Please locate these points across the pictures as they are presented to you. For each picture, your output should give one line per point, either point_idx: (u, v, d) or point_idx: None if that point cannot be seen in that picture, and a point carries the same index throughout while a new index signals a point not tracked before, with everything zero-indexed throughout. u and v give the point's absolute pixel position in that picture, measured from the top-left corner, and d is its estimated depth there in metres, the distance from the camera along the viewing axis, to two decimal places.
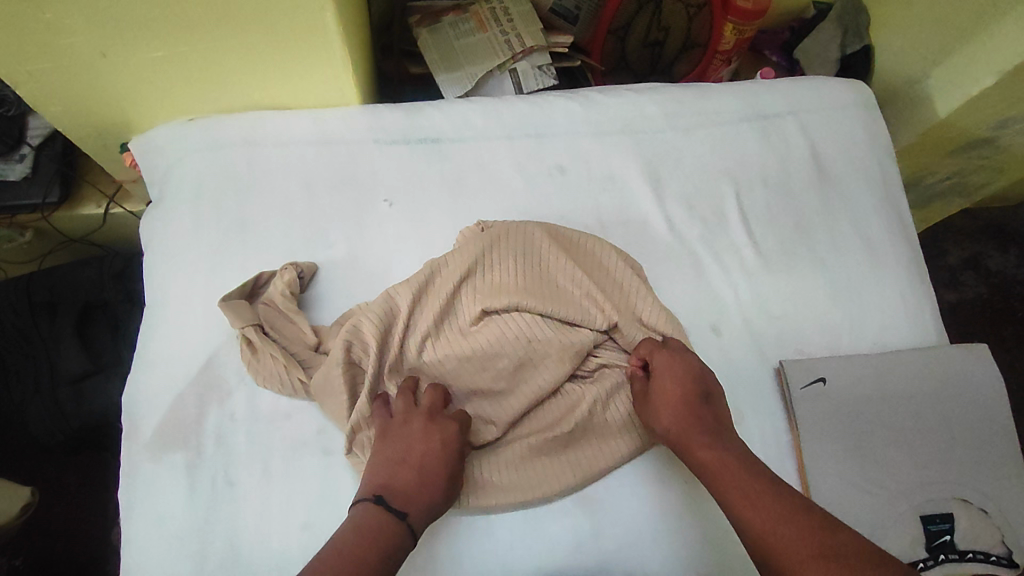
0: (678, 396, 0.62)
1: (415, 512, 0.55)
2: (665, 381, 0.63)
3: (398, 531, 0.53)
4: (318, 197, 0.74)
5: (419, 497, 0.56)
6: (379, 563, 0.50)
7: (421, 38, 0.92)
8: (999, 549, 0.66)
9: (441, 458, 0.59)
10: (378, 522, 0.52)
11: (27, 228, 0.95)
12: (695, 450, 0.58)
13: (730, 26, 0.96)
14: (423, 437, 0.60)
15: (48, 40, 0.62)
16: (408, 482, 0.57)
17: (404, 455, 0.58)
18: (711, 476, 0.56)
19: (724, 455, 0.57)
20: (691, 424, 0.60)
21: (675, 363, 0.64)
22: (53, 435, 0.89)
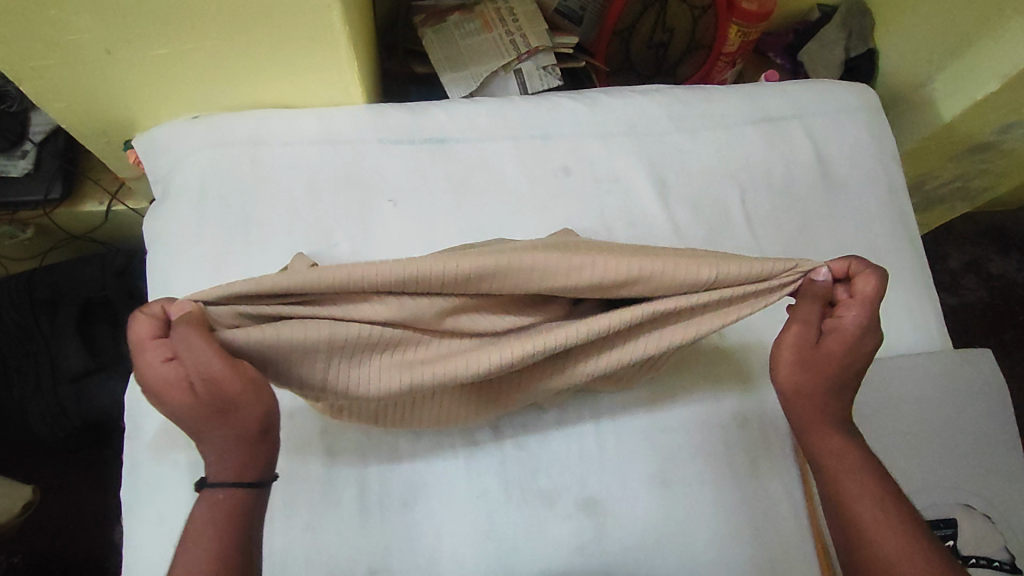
0: (834, 369, 0.54)
1: (221, 471, 0.48)
2: (835, 344, 0.54)
3: (225, 505, 0.48)
4: (322, 196, 0.74)
5: (213, 459, 0.49)
6: (221, 549, 0.47)
7: (426, 38, 0.91)
8: (1001, 555, 0.66)
9: (198, 407, 0.47)
10: (207, 513, 0.48)
11: (29, 224, 0.95)
12: (820, 433, 0.56)
13: (735, 27, 0.97)
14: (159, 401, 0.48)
15: (54, 37, 0.61)
16: (200, 444, 0.49)
17: (173, 417, 0.48)
18: (830, 467, 0.55)
19: (852, 446, 0.55)
20: (828, 404, 0.55)
21: (863, 333, 0.53)
22: (54, 432, 0.89)
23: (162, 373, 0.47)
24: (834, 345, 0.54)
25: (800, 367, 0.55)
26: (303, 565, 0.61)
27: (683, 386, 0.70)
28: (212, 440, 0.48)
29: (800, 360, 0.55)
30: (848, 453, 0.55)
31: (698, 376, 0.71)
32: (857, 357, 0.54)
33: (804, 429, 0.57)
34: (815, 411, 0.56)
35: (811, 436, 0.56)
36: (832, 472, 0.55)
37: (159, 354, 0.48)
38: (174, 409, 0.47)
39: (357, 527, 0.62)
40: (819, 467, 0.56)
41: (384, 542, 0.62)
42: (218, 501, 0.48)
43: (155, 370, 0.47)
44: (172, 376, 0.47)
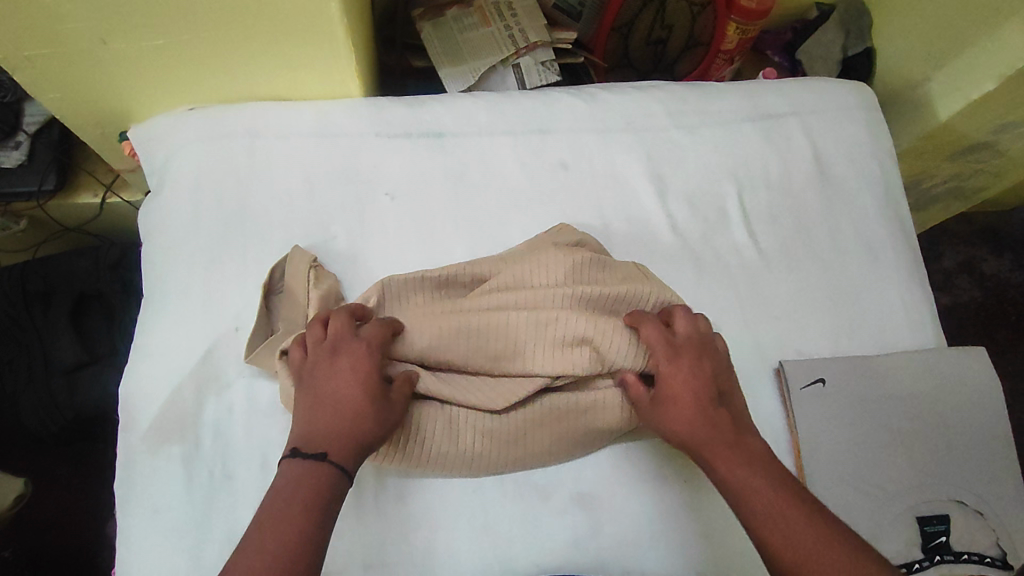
0: (690, 404, 0.58)
1: (336, 450, 0.52)
2: (670, 385, 0.59)
3: (328, 482, 0.51)
4: (320, 190, 0.74)
5: (337, 434, 0.53)
6: (302, 525, 0.48)
7: (425, 32, 0.91)
8: (993, 551, 0.66)
9: (367, 394, 0.55)
10: (305, 477, 0.50)
11: (22, 216, 0.94)
12: (723, 464, 0.55)
13: (734, 25, 0.97)
14: (328, 380, 0.56)
15: (49, 25, 0.61)
16: (327, 426, 0.53)
17: (325, 399, 0.55)
18: (741, 494, 0.53)
19: (758, 476, 0.53)
20: (715, 435, 0.57)
21: (682, 366, 0.60)
22: (46, 426, 0.88)
23: (359, 358, 0.57)
24: (670, 386, 0.59)
25: (658, 416, 0.59)
26: None
27: None
28: (346, 415, 0.54)
29: (656, 409, 0.59)
30: (758, 483, 0.53)
31: None
32: (700, 375, 0.60)
33: (711, 464, 0.56)
34: (707, 443, 0.56)
35: (717, 471, 0.55)
36: (742, 501, 0.53)
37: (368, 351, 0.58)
38: (339, 384, 0.55)
39: (352, 522, 0.62)
40: (731, 500, 0.54)
41: (380, 537, 0.62)
42: (325, 471, 0.51)
43: (352, 349, 0.58)
44: (367, 365, 0.57)
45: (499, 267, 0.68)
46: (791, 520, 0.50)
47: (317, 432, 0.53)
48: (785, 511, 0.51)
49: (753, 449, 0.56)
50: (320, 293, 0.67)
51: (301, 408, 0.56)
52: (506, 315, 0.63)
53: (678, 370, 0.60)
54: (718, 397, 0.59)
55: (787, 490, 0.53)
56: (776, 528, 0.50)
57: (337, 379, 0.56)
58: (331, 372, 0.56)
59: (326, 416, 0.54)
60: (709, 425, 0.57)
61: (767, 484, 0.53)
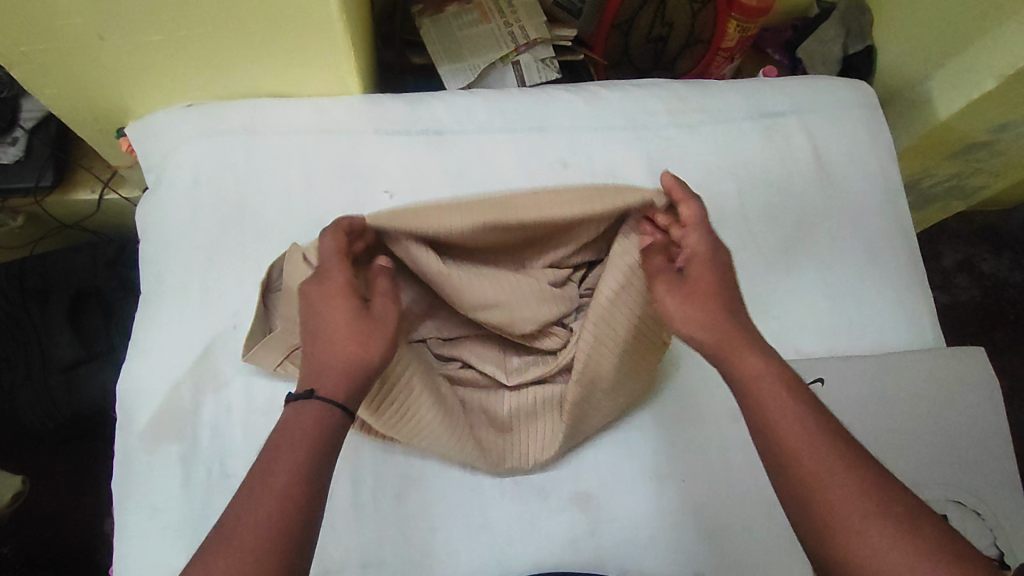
0: (712, 295, 0.54)
1: (328, 382, 0.50)
2: (697, 270, 0.56)
3: (323, 425, 0.48)
4: (318, 187, 0.73)
5: (328, 367, 0.51)
6: (299, 464, 0.46)
7: (424, 28, 0.91)
8: (991, 551, 0.67)
9: (351, 318, 0.52)
10: (297, 416, 0.48)
11: (20, 212, 0.94)
12: (741, 356, 0.51)
13: (734, 22, 0.98)
14: (310, 307, 0.53)
15: (46, 20, 0.60)
16: (314, 359, 0.51)
17: (313, 330, 0.53)
18: (753, 391, 0.50)
19: (772, 368, 0.50)
20: (737, 326, 0.53)
21: (714, 251, 0.57)
22: (44, 423, 0.88)
23: (340, 284, 0.54)
24: (698, 269, 0.56)
25: (684, 297, 0.54)
26: None
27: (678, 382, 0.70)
28: (336, 346, 0.51)
29: (681, 289, 0.55)
30: (769, 372, 0.50)
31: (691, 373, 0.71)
32: (726, 275, 0.56)
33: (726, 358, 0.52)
34: (728, 334, 0.52)
35: (733, 366, 0.51)
36: (756, 397, 0.49)
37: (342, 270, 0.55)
38: (325, 315, 0.53)
39: (350, 522, 0.62)
40: (744, 399, 0.50)
41: (378, 536, 0.62)
42: (313, 411, 0.48)
43: (335, 281, 0.54)
44: (344, 285, 0.54)
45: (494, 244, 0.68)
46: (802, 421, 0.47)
47: (316, 363, 0.51)
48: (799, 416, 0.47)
49: (770, 351, 0.52)
50: None
51: (302, 337, 0.53)
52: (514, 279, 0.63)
53: (708, 250, 0.57)
54: (737, 295, 0.56)
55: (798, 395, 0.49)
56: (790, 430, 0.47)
57: (325, 306, 0.53)
58: (315, 303, 0.53)
59: (322, 349, 0.52)
60: (732, 315, 0.54)
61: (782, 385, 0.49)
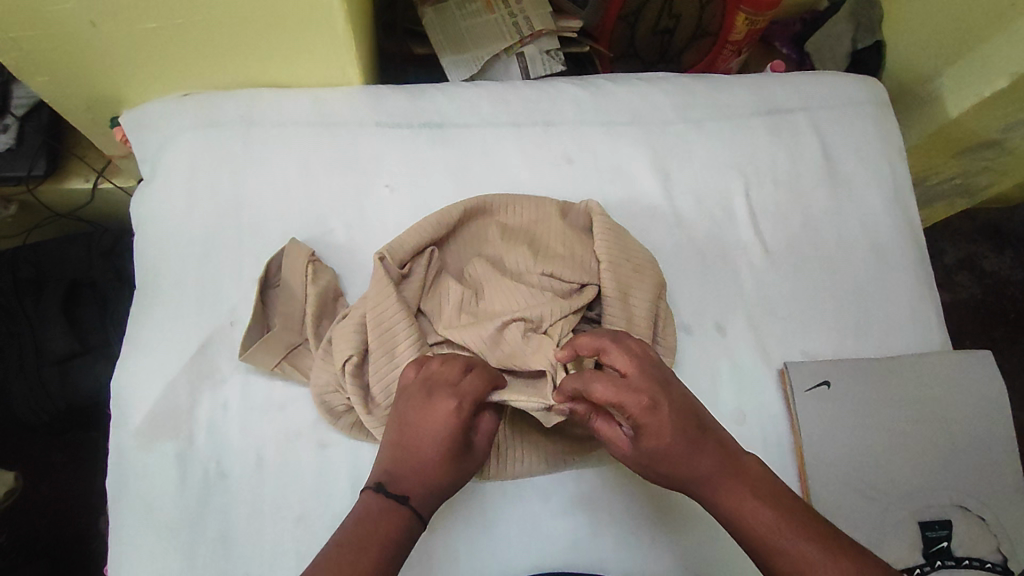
0: (679, 443, 0.49)
1: (420, 497, 0.50)
2: (655, 435, 0.49)
3: (401, 526, 0.49)
4: (317, 181, 0.72)
5: (420, 480, 0.51)
6: (382, 556, 0.47)
7: (426, 18, 0.88)
8: (994, 556, 0.66)
9: (450, 443, 0.51)
10: (384, 510, 0.49)
11: (13, 201, 0.92)
12: (727, 498, 0.49)
13: (743, 16, 0.94)
14: (414, 421, 0.52)
15: (35, 6, 0.58)
16: (406, 466, 0.51)
17: (410, 440, 0.51)
18: (751, 529, 0.48)
19: (763, 507, 0.48)
20: (712, 465, 0.50)
21: (660, 415, 0.49)
22: (38, 415, 0.87)
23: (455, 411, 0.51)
24: (651, 442, 0.49)
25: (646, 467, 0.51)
26: (293, 560, 0.60)
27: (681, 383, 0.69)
28: (430, 465, 0.51)
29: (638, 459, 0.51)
30: (766, 515, 0.48)
31: (696, 374, 0.70)
32: (678, 414, 0.49)
33: (713, 498, 0.50)
34: (708, 478, 0.50)
35: (722, 505, 0.50)
36: (759, 538, 0.48)
37: (462, 394, 0.52)
38: (429, 432, 0.51)
39: None
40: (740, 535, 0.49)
41: None
42: (403, 513, 0.49)
43: (450, 403, 0.51)
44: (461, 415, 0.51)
45: (497, 246, 0.69)
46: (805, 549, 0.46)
47: (408, 469, 0.51)
48: (801, 543, 0.46)
49: (753, 474, 0.50)
50: (318, 289, 0.66)
51: (397, 429, 0.52)
52: (509, 290, 0.64)
53: (655, 430, 0.49)
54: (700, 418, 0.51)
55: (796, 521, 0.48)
56: (795, 565, 0.46)
57: (432, 426, 0.51)
58: (423, 409, 0.52)
59: (416, 459, 0.51)
60: (701, 458, 0.50)
61: (777, 515, 0.48)
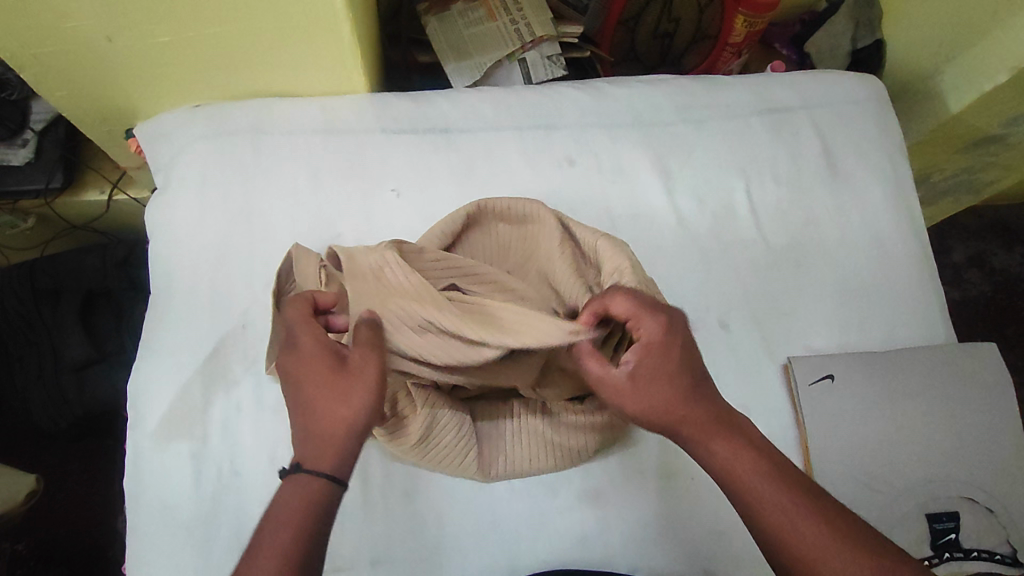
0: (672, 381, 0.51)
1: (324, 460, 0.48)
2: (650, 361, 0.52)
3: (316, 499, 0.47)
4: (325, 187, 0.74)
5: (321, 445, 0.48)
6: (297, 537, 0.45)
7: (430, 27, 0.91)
8: (1003, 548, 0.66)
9: (325, 379, 0.50)
10: (292, 487, 0.47)
11: (30, 214, 0.94)
12: (705, 445, 0.51)
13: (742, 18, 0.95)
14: (289, 374, 0.51)
15: (54, 23, 0.61)
16: (305, 423, 0.49)
17: (297, 397, 0.50)
18: (729, 476, 0.49)
19: (745, 449, 0.50)
20: (697, 410, 0.51)
21: (667, 338, 0.52)
22: (57, 422, 0.89)
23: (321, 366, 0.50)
24: (652, 363, 0.52)
25: (641, 402, 0.51)
26: None
27: None
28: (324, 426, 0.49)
29: (637, 391, 0.52)
30: (745, 456, 0.50)
31: (701, 372, 0.70)
32: (681, 353, 0.52)
33: (692, 447, 0.51)
34: (691, 423, 0.51)
35: (703, 455, 0.51)
36: (741, 491, 0.49)
37: (310, 331, 0.52)
38: (302, 377, 0.50)
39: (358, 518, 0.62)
40: (721, 480, 0.50)
41: (386, 535, 0.62)
42: (317, 484, 0.47)
43: (304, 346, 0.51)
44: (322, 348, 0.51)
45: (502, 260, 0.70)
46: (787, 500, 0.47)
47: (309, 441, 0.49)
48: (776, 492, 0.48)
49: (740, 423, 0.52)
50: None
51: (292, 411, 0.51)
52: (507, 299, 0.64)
53: (661, 341, 0.52)
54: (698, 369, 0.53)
55: (774, 471, 0.49)
56: (768, 505, 0.48)
57: (305, 378, 0.50)
58: (297, 385, 0.51)
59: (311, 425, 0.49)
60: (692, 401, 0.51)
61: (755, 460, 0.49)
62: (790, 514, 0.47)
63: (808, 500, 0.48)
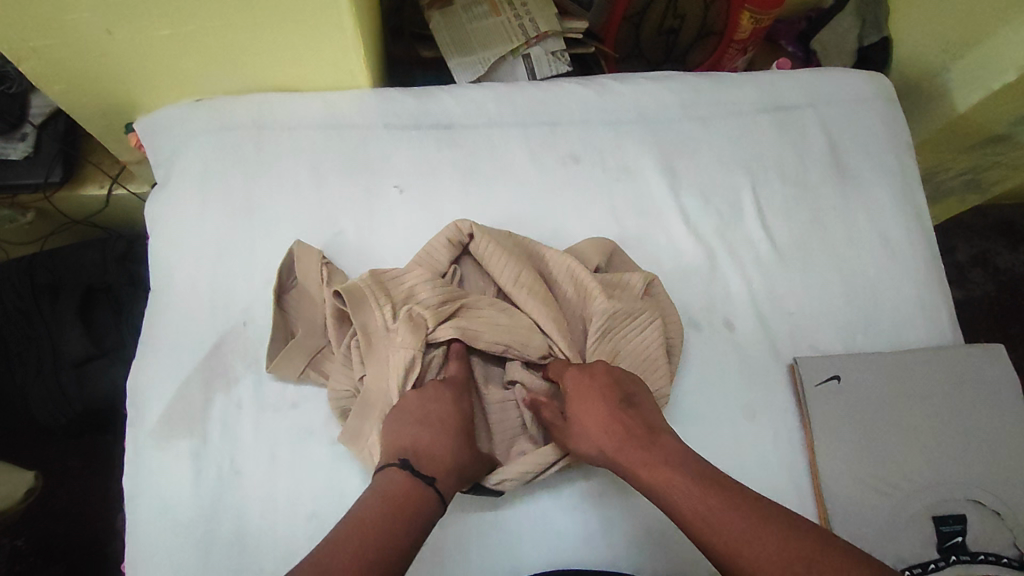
0: (598, 416, 0.56)
1: (444, 475, 0.52)
2: (575, 405, 0.57)
3: (430, 506, 0.49)
4: (326, 184, 0.73)
5: (447, 463, 0.53)
6: (412, 535, 0.46)
7: (433, 21, 0.90)
8: (1011, 551, 0.65)
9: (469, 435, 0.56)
10: (414, 487, 0.49)
11: (29, 208, 0.94)
12: (639, 465, 0.52)
13: (747, 14, 0.94)
14: (434, 410, 0.56)
15: (52, 15, 0.60)
16: (436, 447, 0.53)
17: (434, 425, 0.55)
18: (660, 493, 0.50)
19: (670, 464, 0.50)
20: (627, 436, 0.54)
21: (580, 387, 0.58)
22: (57, 418, 0.88)
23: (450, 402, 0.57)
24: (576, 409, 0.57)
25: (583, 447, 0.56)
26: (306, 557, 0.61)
27: (690, 382, 0.69)
28: (449, 450, 0.53)
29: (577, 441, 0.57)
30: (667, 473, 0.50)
31: (705, 372, 0.70)
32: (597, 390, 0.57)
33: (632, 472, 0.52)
34: (619, 452, 0.53)
35: (640, 480, 0.52)
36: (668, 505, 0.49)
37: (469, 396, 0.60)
38: (451, 419, 0.56)
39: None
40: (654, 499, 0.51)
41: None
42: (431, 495, 0.49)
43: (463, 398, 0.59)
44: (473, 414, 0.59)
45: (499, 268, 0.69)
46: (706, 508, 0.47)
47: (428, 450, 0.53)
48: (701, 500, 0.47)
49: (669, 442, 0.52)
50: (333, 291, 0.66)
51: (400, 420, 0.55)
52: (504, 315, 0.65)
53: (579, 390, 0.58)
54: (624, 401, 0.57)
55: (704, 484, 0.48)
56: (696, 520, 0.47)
57: (452, 418, 0.56)
58: (419, 406, 0.56)
59: (436, 442, 0.54)
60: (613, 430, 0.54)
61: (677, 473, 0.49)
62: (710, 518, 0.46)
63: (726, 499, 0.47)
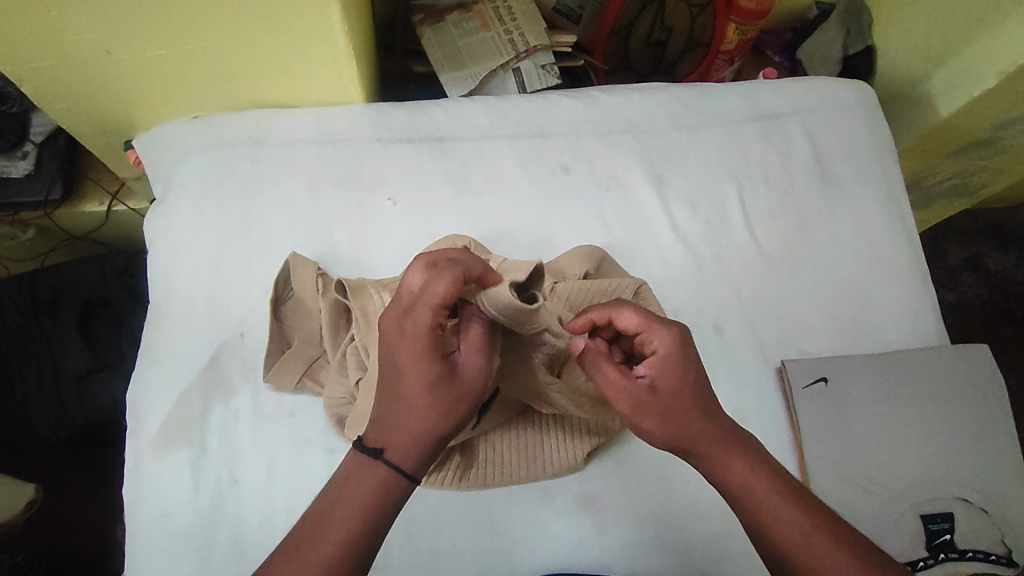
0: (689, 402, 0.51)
1: (398, 443, 0.48)
2: (667, 377, 0.51)
3: (382, 494, 0.47)
4: (321, 196, 0.74)
5: (403, 431, 0.48)
6: (356, 532, 0.46)
7: (425, 38, 0.92)
8: (998, 548, 0.66)
9: (426, 375, 0.48)
10: (361, 470, 0.47)
11: (30, 225, 0.95)
12: (723, 463, 0.51)
13: (733, 25, 0.97)
14: (391, 342, 0.49)
15: (54, 38, 0.62)
16: (389, 404, 0.49)
17: (391, 369, 0.49)
18: (744, 492, 0.50)
19: (757, 466, 0.50)
20: (712, 429, 0.51)
21: (681, 355, 0.52)
22: (57, 433, 0.90)
23: (416, 351, 0.48)
24: (667, 378, 0.52)
25: (658, 419, 0.51)
26: None
27: None
28: (409, 417, 0.48)
29: (652, 407, 0.51)
30: (753, 476, 0.50)
31: None
32: (695, 376, 0.52)
33: (709, 464, 0.51)
34: (705, 445, 0.51)
35: (720, 472, 0.51)
36: (748, 504, 0.49)
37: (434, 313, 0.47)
38: (404, 357, 0.48)
39: None
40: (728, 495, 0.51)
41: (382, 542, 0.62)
42: (380, 479, 0.47)
43: (419, 323, 0.47)
44: (432, 341, 0.48)
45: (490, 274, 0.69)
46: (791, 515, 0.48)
47: (381, 417, 0.49)
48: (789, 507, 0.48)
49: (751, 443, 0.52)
50: (328, 301, 0.67)
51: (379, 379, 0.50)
52: None
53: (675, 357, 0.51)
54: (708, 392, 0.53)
55: (794, 493, 0.49)
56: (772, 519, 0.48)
57: (405, 353, 0.48)
58: (386, 336, 0.49)
59: (398, 412, 0.48)
60: (698, 419, 0.51)
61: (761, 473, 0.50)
62: (795, 524, 0.48)
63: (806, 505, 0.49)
